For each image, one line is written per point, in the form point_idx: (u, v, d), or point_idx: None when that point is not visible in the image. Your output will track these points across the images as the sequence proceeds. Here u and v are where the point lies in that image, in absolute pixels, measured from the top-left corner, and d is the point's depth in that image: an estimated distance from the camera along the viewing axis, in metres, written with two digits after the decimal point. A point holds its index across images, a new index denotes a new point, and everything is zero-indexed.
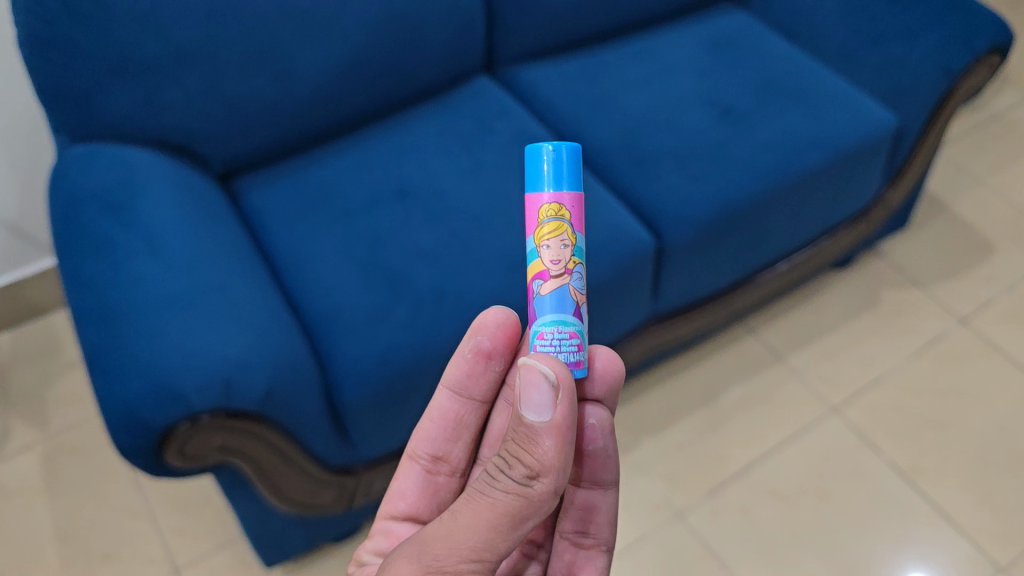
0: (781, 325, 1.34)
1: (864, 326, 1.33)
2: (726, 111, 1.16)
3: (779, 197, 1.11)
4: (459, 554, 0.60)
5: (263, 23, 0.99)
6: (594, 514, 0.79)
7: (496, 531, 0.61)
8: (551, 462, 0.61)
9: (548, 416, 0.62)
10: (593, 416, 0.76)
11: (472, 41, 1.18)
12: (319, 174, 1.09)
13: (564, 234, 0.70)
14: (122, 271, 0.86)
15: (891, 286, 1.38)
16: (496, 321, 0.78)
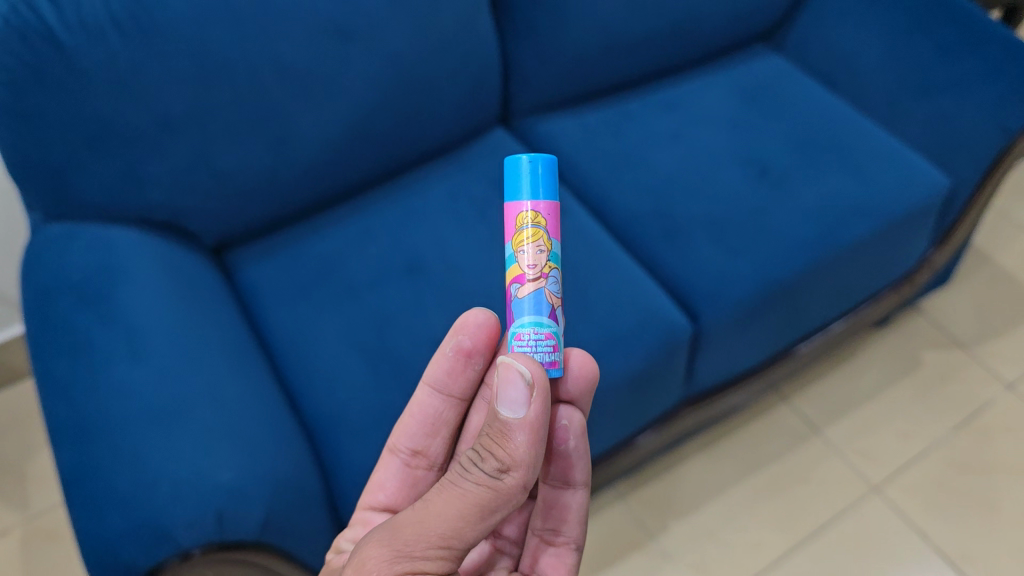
0: (817, 394, 1.25)
1: (904, 393, 1.24)
2: (764, 171, 1.06)
3: (824, 269, 1.01)
4: (430, 540, 0.58)
5: (257, 87, 0.89)
6: (562, 512, 0.77)
7: (467, 521, 0.59)
8: (523, 457, 0.61)
9: (523, 412, 0.61)
10: (565, 417, 0.76)
11: (488, 95, 1.09)
12: (321, 247, 1.00)
13: (541, 240, 0.71)
14: (100, 377, 0.76)
15: (933, 347, 1.29)
16: (478, 322, 0.76)
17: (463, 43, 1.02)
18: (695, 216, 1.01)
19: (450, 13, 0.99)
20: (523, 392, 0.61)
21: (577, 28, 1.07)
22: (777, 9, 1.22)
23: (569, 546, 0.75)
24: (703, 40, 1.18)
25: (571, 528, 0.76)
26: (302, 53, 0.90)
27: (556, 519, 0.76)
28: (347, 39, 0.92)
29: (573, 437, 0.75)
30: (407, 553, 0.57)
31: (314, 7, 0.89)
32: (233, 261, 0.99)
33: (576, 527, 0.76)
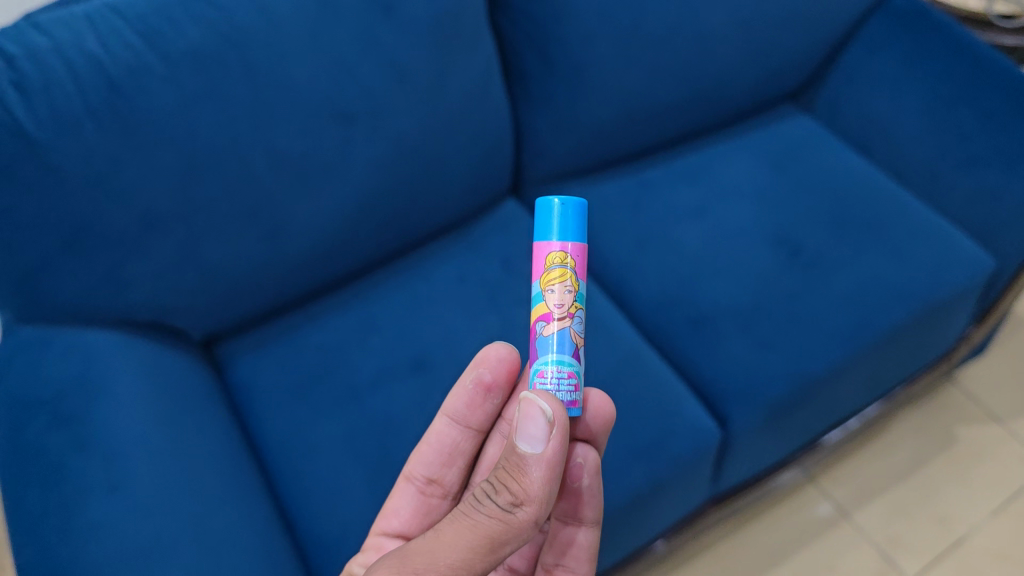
0: (847, 473, 1.18)
1: (938, 473, 1.17)
2: (796, 252, 0.98)
3: (862, 362, 0.93)
4: (440, 560, 0.52)
5: (250, 176, 0.81)
6: (573, 549, 0.74)
7: (480, 549, 0.54)
8: (537, 494, 0.57)
9: (541, 447, 0.58)
10: (581, 454, 0.73)
11: (499, 168, 1.01)
12: (319, 339, 0.92)
13: (568, 280, 0.65)
14: (69, 505, 0.63)
15: (966, 421, 1.22)
16: (499, 357, 0.74)
17: (474, 117, 0.94)
18: (722, 304, 0.94)
19: (459, 87, 0.91)
20: (544, 427, 0.57)
21: (596, 97, 0.99)
22: (808, 68, 1.14)
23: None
24: (729, 103, 1.10)
25: (579, 563, 0.74)
26: (299, 139, 0.83)
27: (564, 554, 0.74)
28: (348, 121, 0.85)
29: (587, 477, 0.73)
30: (416, 571, 0.51)
31: (312, 90, 0.82)
32: (224, 354, 0.91)
33: (586, 563, 0.74)
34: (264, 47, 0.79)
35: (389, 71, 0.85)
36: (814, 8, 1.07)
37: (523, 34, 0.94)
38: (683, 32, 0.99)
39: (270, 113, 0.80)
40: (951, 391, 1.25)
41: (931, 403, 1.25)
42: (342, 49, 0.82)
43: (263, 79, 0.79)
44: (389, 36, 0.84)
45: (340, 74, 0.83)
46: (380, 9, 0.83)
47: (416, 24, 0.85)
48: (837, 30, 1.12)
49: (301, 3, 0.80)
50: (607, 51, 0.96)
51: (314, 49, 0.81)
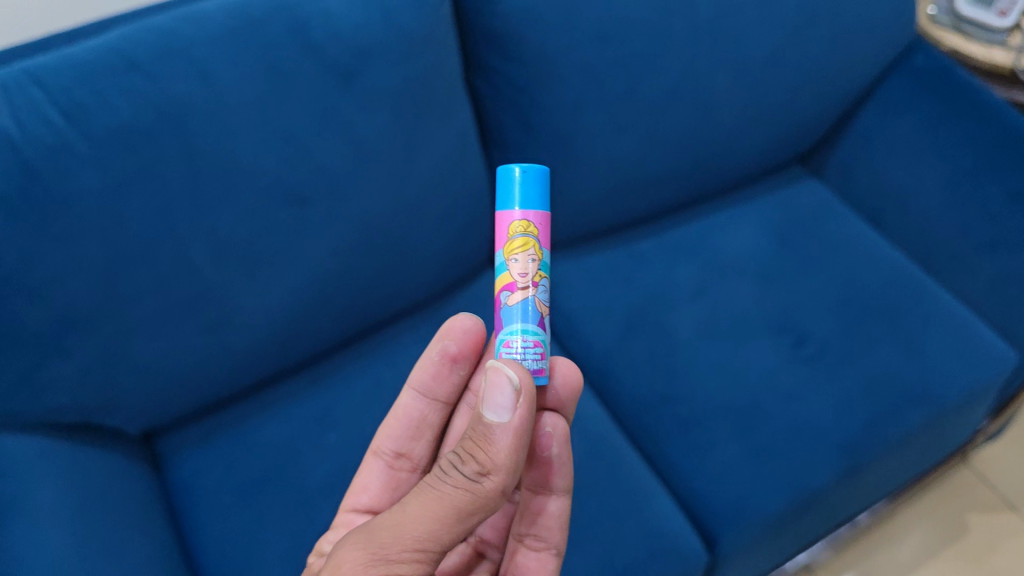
0: (853, 561, 1.07)
1: (948, 568, 1.07)
2: (802, 342, 0.89)
3: (869, 471, 0.84)
4: (406, 542, 0.48)
5: (186, 266, 0.72)
6: (544, 519, 0.69)
7: (448, 524, 0.50)
8: (503, 462, 0.52)
9: (507, 416, 0.53)
10: (551, 422, 0.70)
11: (475, 241, 0.93)
12: (269, 435, 0.83)
13: (531, 249, 0.62)
14: None
15: (980, 509, 1.12)
16: (464, 327, 0.69)
17: (448, 190, 0.86)
18: (715, 403, 0.84)
19: (429, 159, 0.82)
20: (511, 394, 0.53)
21: (583, 167, 0.90)
22: (819, 130, 1.05)
23: (548, 552, 0.68)
24: (732, 169, 1.01)
25: (551, 533, 0.69)
26: (245, 224, 0.74)
27: (534, 523, 0.69)
28: (302, 203, 0.76)
29: (555, 446, 0.69)
30: (383, 555, 0.47)
31: (260, 170, 0.73)
32: (165, 449, 0.83)
33: (557, 532, 0.69)
34: (207, 124, 0.70)
35: (349, 146, 0.76)
36: (829, 67, 0.97)
37: (504, 100, 0.85)
38: (681, 96, 0.90)
39: (210, 196, 0.72)
40: (965, 475, 1.16)
41: (945, 487, 1.15)
42: (296, 125, 0.74)
43: (205, 159, 0.71)
44: (350, 108, 0.75)
45: (292, 152, 0.74)
46: (339, 78, 0.74)
47: (381, 94, 0.76)
48: (853, 91, 1.02)
49: (250, 74, 0.71)
50: (596, 119, 0.87)
51: (263, 127, 0.72)
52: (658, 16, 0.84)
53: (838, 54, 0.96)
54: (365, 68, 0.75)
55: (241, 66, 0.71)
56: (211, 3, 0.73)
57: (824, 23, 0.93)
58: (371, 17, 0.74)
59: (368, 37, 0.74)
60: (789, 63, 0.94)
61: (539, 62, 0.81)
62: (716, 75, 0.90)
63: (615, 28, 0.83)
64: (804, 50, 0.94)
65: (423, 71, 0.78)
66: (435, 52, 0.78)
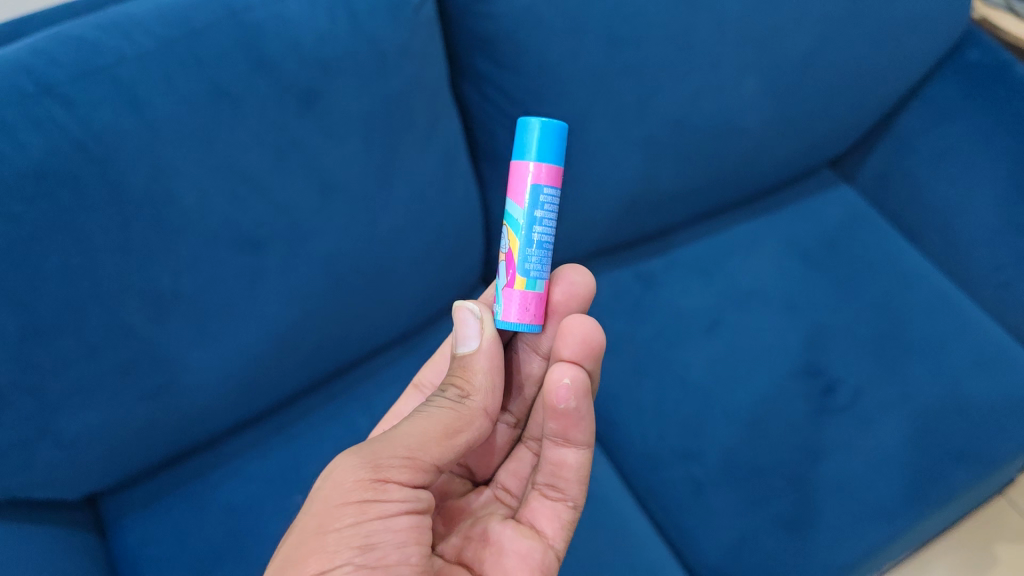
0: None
1: None
2: (829, 390, 0.81)
3: (904, 539, 0.77)
4: (397, 446, 0.48)
5: (121, 328, 0.61)
6: (563, 470, 0.59)
7: (437, 436, 0.50)
8: (484, 385, 0.55)
9: (477, 344, 0.56)
10: (566, 374, 0.55)
11: (464, 267, 0.81)
12: (230, 496, 0.73)
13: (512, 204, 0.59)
14: None
15: (1011, 540, 1.03)
16: None
17: (434, 218, 0.74)
18: (734, 459, 0.76)
19: (408, 185, 0.70)
20: (476, 323, 0.56)
21: (587, 187, 0.79)
22: (856, 133, 0.94)
23: (563, 504, 0.59)
24: (754, 178, 0.90)
25: (568, 485, 0.59)
26: (189, 275, 0.63)
27: (551, 474, 0.60)
28: (258, 248, 0.65)
29: (573, 398, 0.55)
30: (373, 457, 0.47)
31: (206, 212, 0.61)
32: (111, 512, 0.72)
33: (576, 485, 0.59)
34: (140, 162, 0.57)
35: (312, 179, 0.65)
36: (870, 65, 0.85)
37: (497, 113, 0.73)
38: (701, 105, 0.78)
39: (144, 247, 0.60)
40: (995, 501, 1.06)
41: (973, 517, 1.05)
42: (246, 157, 0.61)
43: (136, 206, 0.58)
44: (312, 135, 0.63)
45: (244, 190, 0.62)
46: (299, 100, 0.62)
47: (350, 116, 0.64)
48: (895, 92, 0.90)
49: (189, 99, 0.58)
50: (603, 134, 0.75)
51: (206, 161, 0.60)
52: (679, 15, 0.72)
53: (881, 51, 0.84)
54: (330, 88, 0.62)
55: (179, 89, 0.57)
56: (137, 5, 0.58)
57: (871, 16, 0.81)
58: (336, 23, 0.61)
59: (332, 49, 0.61)
60: (826, 63, 0.82)
61: (539, 72, 0.69)
62: (743, 79, 0.78)
63: (628, 30, 0.70)
64: (844, 47, 0.82)
65: (401, 87, 0.66)
66: (417, 63, 0.66)
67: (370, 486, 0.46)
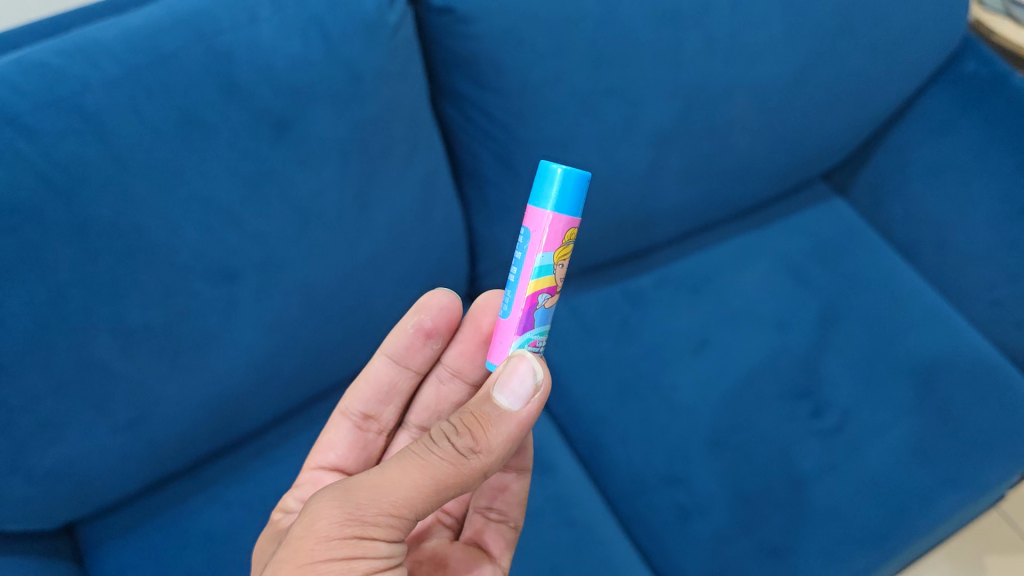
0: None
1: None
2: (819, 412, 0.81)
3: (892, 563, 0.77)
4: (381, 504, 0.43)
5: (90, 362, 0.59)
6: (506, 494, 0.63)
7: (430, 497, 0.44)
8: (499, 448, 0.46)
9: (518, 406, 0.47)
10: None
11: (447, 288, 0.80)
12: (208, 525, 0.72)
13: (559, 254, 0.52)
14: None
15: (1004, 552, 1.08)
16: (441, 304, 0.62)
17: (415, 241, 0.72)
18: (720, 484, 0.76)
19: (387, 210, 0.68)
20: (529, 387, 0.47)
21: None
22: (850, 147, 0.95)
23: (506, 526, 0.62)
24: (742, 192, 0.89)
25: (511, 509, 0.63)
26: (160, 307, 0.60)
27: (495, 496, 0.63)
28: (231, 278, 0.63)
29: (520, 430, 0.61)
30: (355, 514, 0.42)
31: (177, 244, 0.59)
32: (87, 540, 0.70)
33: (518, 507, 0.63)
34: (105, 194, 0.54)
35: (287, 208, 0.62)
36: (862, 77, 0.84)
37: (479, 133, 0.71)
38: (689, 124, 0.77)
39: (112, 281, 0.57)
40: (990, 516, 1.12)
41: (964, 533, 1.10)
42: (217, 187, 0.59)
43: (103, 238, 0.55)
44: (286, 165, 0.61)
45: (216, 221, 0.60)
46: (272, 126, 0.59)
47: (325, 143, 0.62)
48: (890, 102, 0.91)
49: (157, 126, 0.55)
50: (588, 155, 0.73)
51: (176, 192, 0.57)
52: (667, 34, 0.70)
53: (873, 64, 0.84)
54: (303, 114, 0.60)
55: (146, 116, 0.54)
56: (102, 27, 0.54)
57: (866, 29, 0.80)
58: (311, 47, 0.59)
59: (306, 75, 0.59)
60: (816, 78, 0.81)
61: (521, 93, 0.67)
62: (732, 96, 0.77)
63: (615, 49, 0.68)
64: (837, 63, 0.81)
65: (378, 111, 0.63)
66: (394, 85, 0.64)
67: (354, 546, 0.41)
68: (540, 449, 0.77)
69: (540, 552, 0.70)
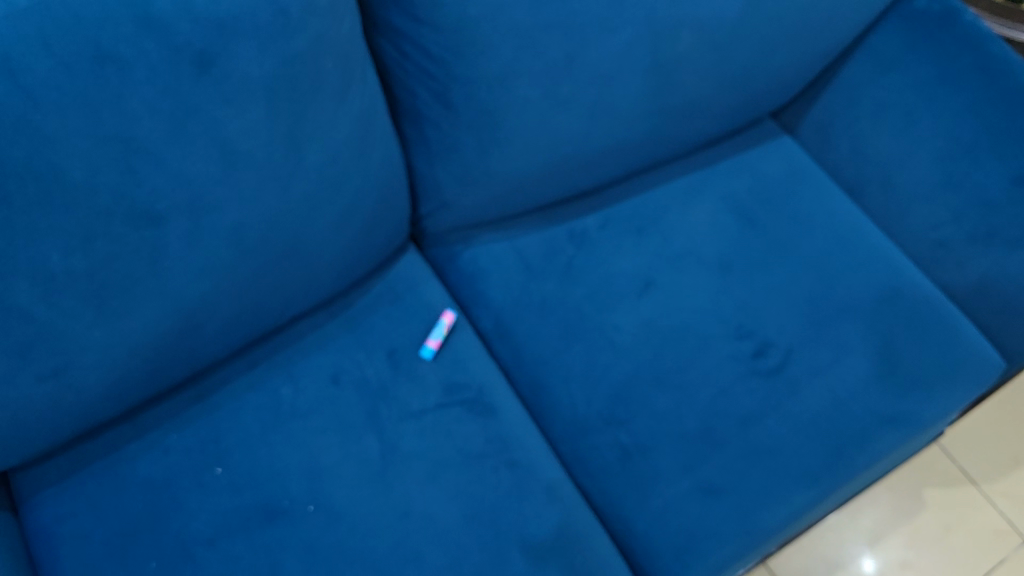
0: (810, 541, 1.06)
1: (905, 549, 1.06)
2: (762, 350, 0.82)
3: (829, 500, 0.79)
4: None
5: (8, 309, 0.57)
6: None
7: None
8: None
9: None
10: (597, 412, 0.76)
11: (389, 229, 0.78)
12: (148, 469, 0.71)
13: None
14: None
15: (942, 485, 1.12)
16: None
17: (352, 181, 0.70)
18: (661, 424, 0.77)
19: (321, 150, 0.66)
20: None
21: (518, 147, 0.76)
22: (801, 82, 0.94)
23: None
24: (691, 129, 0.88)
25: None
26: (82, 253, 0.58)
27: None
28: (158, 221, 0.60)
29: None
30: None
31: (96, 186, 0.56)
32: (23, 487, 0.69)
33: None
34: (15, 135, 0.51)
35: (213, 148, 0.60)
36: (813, 11, 0.83)
37: (416, 69, 0.69)
38: (634, 61, 0.75)
39: (26, 226, 0.55)
40: (932, 449, 1.15)
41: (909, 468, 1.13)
42: (137, 126, 0.55)
43: (16, 180, 0.52)
44: (210, 103, 0.58)
45: (138, 162, 0.57)
46: (193, 62, 0.56)
47: (249, 79, 0.59)
48: (842, 38, 0.90)
49: (68, 63, 0.51)
50: (529, 93, 0.72)
51: (92, 133, 0.54)
52: None
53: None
54: (225, 51, 0.57)
55: (55, 50, 0.50)
56: None
57: None
58: None
59: (229, 7, 0.55)
60: (763, 14, 0.79)
61: (457, 27, 0.65)
62: (680, 33, 0.75)
63: None
64: None
65: (307, 47, 0.61)
66: (323, 20, 0.60)
67: None
68: (483, 390, 0.78)
69: (478, 496, 0.72)
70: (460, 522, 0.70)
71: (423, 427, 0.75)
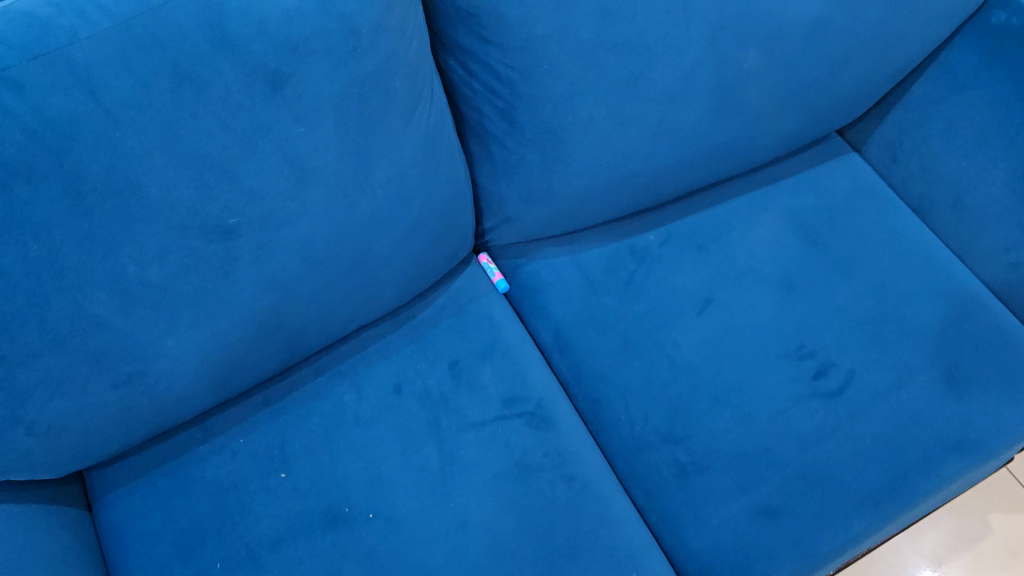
0: (870, 563, 1.04)
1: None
2: (824, 371, 0.81)
3: (891, 525, 0.78)
4: None
5: (88, 316, 0.60)
6: None
7: None
8: None
9: None
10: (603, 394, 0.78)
11: (453, 243, 0.79)
12: (216, 472, 0.73)
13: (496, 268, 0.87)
14: None
15: (1010, 510, 1.09)
16: None
17: (418, 196, 0.71)
18: (719, 443, 0.77)
19: (388, 167, 0.67)
20: None
21: (581, 163, 0.76)
22: (871, 98, 0.92)
23: None
24: (757, 145, 0.87)
25: None
26: (158, 265, 0.60)
27: None
28: (230, 235, 0.62)
29: None
30: None
31: (171, 201, 0.58)
32: (100, 485, 0.73)
33: None
34: (98, 152, 0.53)
35: (285, 166, 0.62)
36: (884, 26, 0.81)
37: (481, 86, 0.70)
38: (699, 79, 0.75)
39: (107, 239, 0.57)
40: (1001, 474, 1.11)
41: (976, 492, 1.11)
42: (211, 144, 0.57)
43: (96, 195, 0.55)
44: (283, 123, 0.60)
45: (213, 179, 0.59)
46: (266, 82, 0.57)
47: (320, 98, 0.60)
48: (915, 54, 0.88)
49: (149, 83, 0.53)
50: (592, 111, 0.72)
51: (170, 150, 0.56)
52: None
53: (893, 14, 0.81)
54: (298, 73, 0.58)
55: (134, 71, 0.53)
56: None
57: None
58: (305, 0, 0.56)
59: (301, 30, 0.57)
60: (833, 30, 0.78)
61: (522, 47, 0.66)
62: (746, 51, 0.75)
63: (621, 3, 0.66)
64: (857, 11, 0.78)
65: (376, 67, 0.62)
66: (393, 40, 0.62)
67: None
68: (542, 404, 0.78)
69: (534, 510, 0.72)
70: (515, 534, 0.71)
71: (482, 439, 0.76)
